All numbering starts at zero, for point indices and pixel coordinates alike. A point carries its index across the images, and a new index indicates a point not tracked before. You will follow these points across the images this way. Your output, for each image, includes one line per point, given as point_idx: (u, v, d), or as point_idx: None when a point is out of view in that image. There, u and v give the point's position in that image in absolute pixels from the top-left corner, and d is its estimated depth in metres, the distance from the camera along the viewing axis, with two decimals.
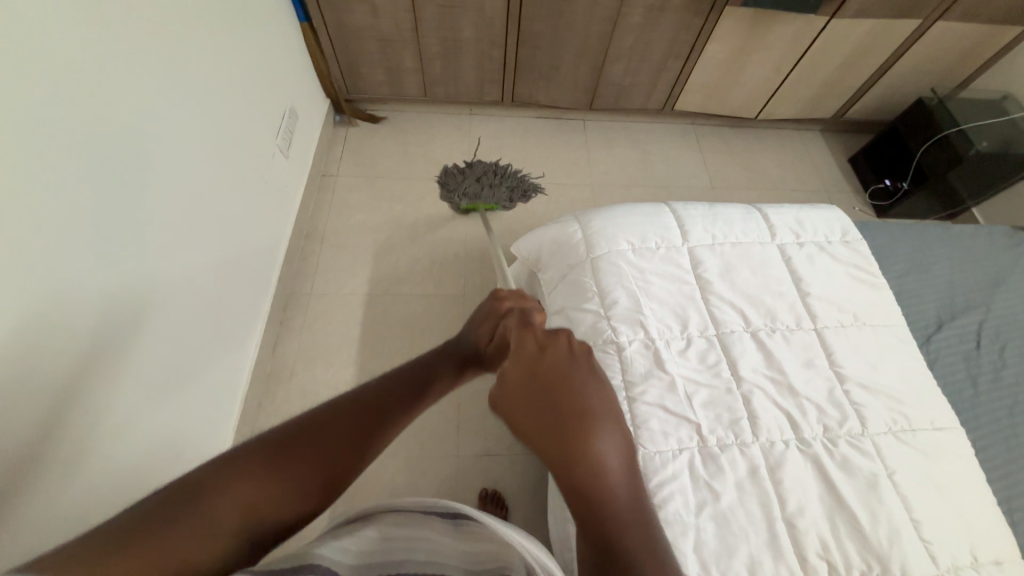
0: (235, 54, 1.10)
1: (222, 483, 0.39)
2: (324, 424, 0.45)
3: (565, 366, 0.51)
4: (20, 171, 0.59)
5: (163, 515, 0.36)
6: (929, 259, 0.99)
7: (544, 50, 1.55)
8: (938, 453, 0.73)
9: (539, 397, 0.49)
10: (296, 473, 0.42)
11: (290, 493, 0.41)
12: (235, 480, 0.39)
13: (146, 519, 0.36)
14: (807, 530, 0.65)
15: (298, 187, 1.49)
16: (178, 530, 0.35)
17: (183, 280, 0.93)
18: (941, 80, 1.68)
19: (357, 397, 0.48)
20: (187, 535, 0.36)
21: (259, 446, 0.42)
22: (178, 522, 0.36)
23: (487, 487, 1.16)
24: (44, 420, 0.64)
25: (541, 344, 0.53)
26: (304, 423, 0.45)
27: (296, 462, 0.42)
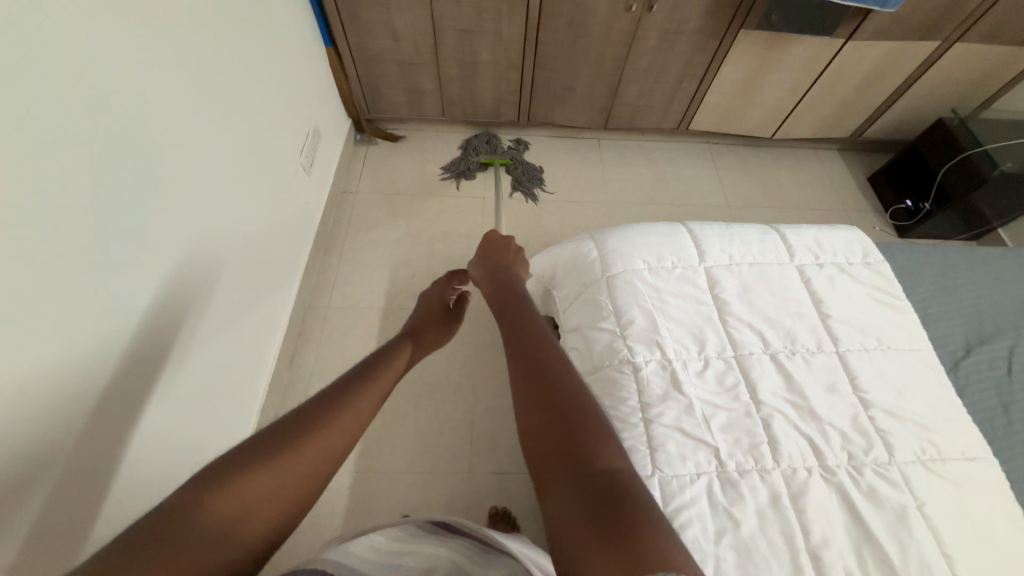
0: (264, 79, 1.16)
1: (186, 515, 0.42)
2: (276, 439, 0.50)
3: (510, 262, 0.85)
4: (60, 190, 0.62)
5: (132, 554, 0.38)
6: (954, 281, 0.96)
7: (560, 72, 1.59)
8: (971, 485, 0.70)
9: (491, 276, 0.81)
10: (257, 487, 0.46)
11: (257, 510, 0.45)
12: (199, 507, 0.43)
13: (123, 548, 0.39)
14: (833, 563, 0.63)
15: (319, 204, 1.54)
16: (156, 554, 0.39)
17: (207, 296, 0.96)
18: (962, 100, 1.66)
19: (303, 412, 0.54)
20: (168, 556, 0.39)
21: (217, 471, 0.46)
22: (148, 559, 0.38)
23: (499, 505, 1.15)
24: (73, 430, 0.66)
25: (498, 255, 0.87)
26: (252, 447, 0.49)
27: (263, 474, 0.47)
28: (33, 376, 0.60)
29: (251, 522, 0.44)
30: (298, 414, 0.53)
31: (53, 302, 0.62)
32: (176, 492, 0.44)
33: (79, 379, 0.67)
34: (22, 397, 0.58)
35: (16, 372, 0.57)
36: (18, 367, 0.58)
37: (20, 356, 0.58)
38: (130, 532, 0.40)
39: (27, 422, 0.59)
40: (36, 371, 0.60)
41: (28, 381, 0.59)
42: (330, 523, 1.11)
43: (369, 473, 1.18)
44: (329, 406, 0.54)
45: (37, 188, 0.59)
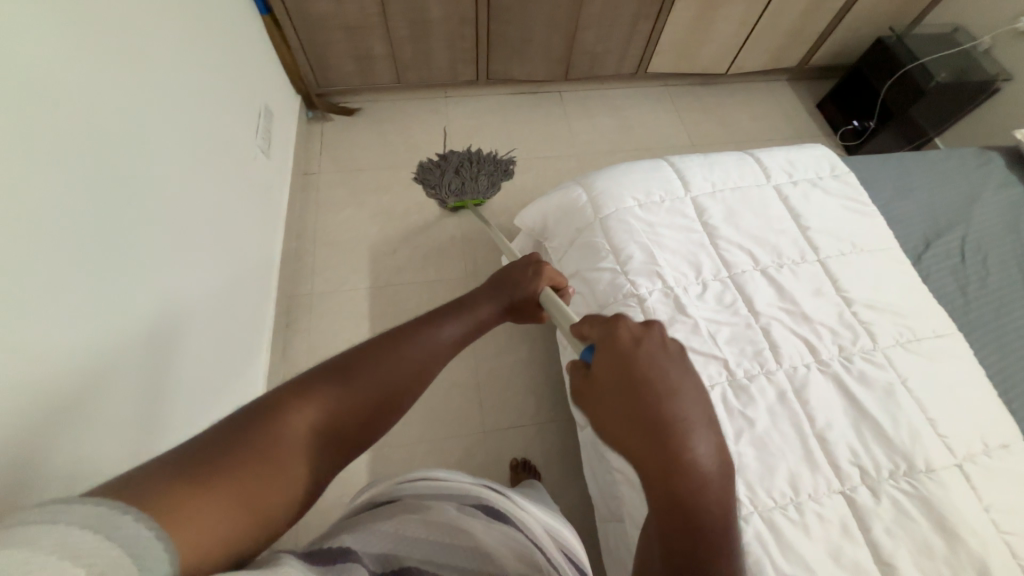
0: (203, 54, 1.06)
1: (277, 419, 0.41)
2: (360, 365, 0.48)
3: (664, 371, 0.44)
4: (16, 185, 0.56)
5: (226, 452, 0.38)
6: (909, 185, 1.05)
7: (515, 24, 1.54)
8: (942, 357, 0.79)
9: (624, 394, 0.44)
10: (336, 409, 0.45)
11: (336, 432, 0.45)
12: (290, 414, 0.42)
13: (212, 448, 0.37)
14: (838, 441, 0.70)
15: (283, 188, 1.46)
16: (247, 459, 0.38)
17: (185, 293, 0.90)
18: (896, 18, 1.75)
19: (382, 343, 0.52)
20: (257, 466, 0.38)
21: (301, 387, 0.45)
22: (248, 459, 0.38)
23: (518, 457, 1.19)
24: (78, 442, 0.62)
25: (638, 340, 0.47)
26: (335, 367, 0.48)
27: (340, 400, 0.45)
28: (28, 389, 0.56)
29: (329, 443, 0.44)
30: (380, 343, 0.52)
31: (31, 307, 0.57)
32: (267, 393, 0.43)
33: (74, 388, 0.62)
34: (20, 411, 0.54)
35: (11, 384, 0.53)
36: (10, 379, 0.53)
37: (11, 367, 0.54)
38: (226, 428, 0.40)
39: (31, 438, 0.55)
40: (30, 382, 0.56)
41: (23, 394, 0.55)
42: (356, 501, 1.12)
43: (386, 447, 1.19)
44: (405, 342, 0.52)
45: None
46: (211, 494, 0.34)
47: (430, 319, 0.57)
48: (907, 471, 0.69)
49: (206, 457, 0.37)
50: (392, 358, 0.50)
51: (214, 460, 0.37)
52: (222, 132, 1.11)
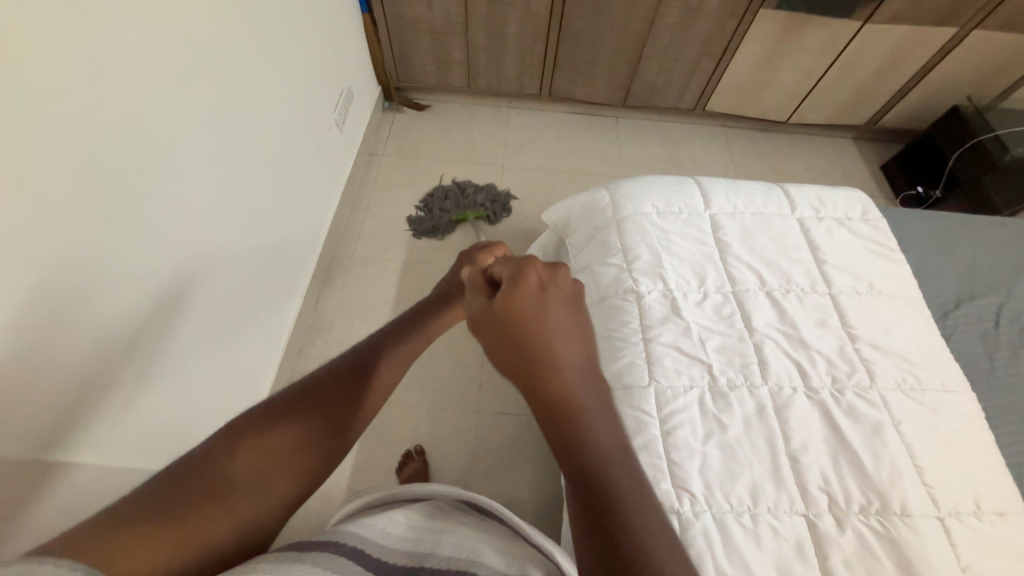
0: (304, 31, 1.24)
1: (218, 465, 0.41)
2: (301, 400, 0.47)
3: (561, 320, 0.42)
4: (126, 90, 0.70)
5: (163, 498, 0.38)
6: (951, 244, 1.01)
7: (583, 47, 1.65)
8: (947, 411, 0.75)
9: (520, 342, 0.41)
10: (282, 443, 0.44)
11: (281, 472, 0.43)
12: (232, 456, 0.42)
13: (150, 497, 0.38)
14: (810, 465, 0.69)
15: (348, 161, 1.62)
16: (183, 498, 0.38)
17: (243, 222, 1.04)
18: (978, 90, 1.69)
19: (330, 375, 0.51)
20: (191, 506, 0.38)
21: (239, 426, 0.45)
22: (178, 494, 0.39)
23: (509, 473, 1.18)
24: (117, 308, 0.72)
25: (543, 285, 0.43)
26: (276, 408, 0.46)
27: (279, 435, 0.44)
28: (95, 251, 0.67)
29: (281, 478, 0.43)
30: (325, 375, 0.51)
31: (118, 190, 0.70)
32: (206, 440, 0.43)
33: (127, 265, 0.73)
34: (84, 267, 0.66)
35: (83, 243, 0.65)
36: (82, 238, 0.65)
37: (85, 229, 0.65)
38: (166, 477, 0.40)
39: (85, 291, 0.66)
40: (98, 247, 0.68)
41: (89, 254, 0.66)
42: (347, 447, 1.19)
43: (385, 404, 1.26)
44: (352, 372, 0.51)
45: (108, 84, 0.67)
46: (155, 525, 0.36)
47: (384, 345, 0.55)
48: (879, 510, 0.66)
49: (140, 505, 0.37)
50: (341, 388, 0.50)
51: (147, 509, 0.37)
52: (305, 98, 1.28)
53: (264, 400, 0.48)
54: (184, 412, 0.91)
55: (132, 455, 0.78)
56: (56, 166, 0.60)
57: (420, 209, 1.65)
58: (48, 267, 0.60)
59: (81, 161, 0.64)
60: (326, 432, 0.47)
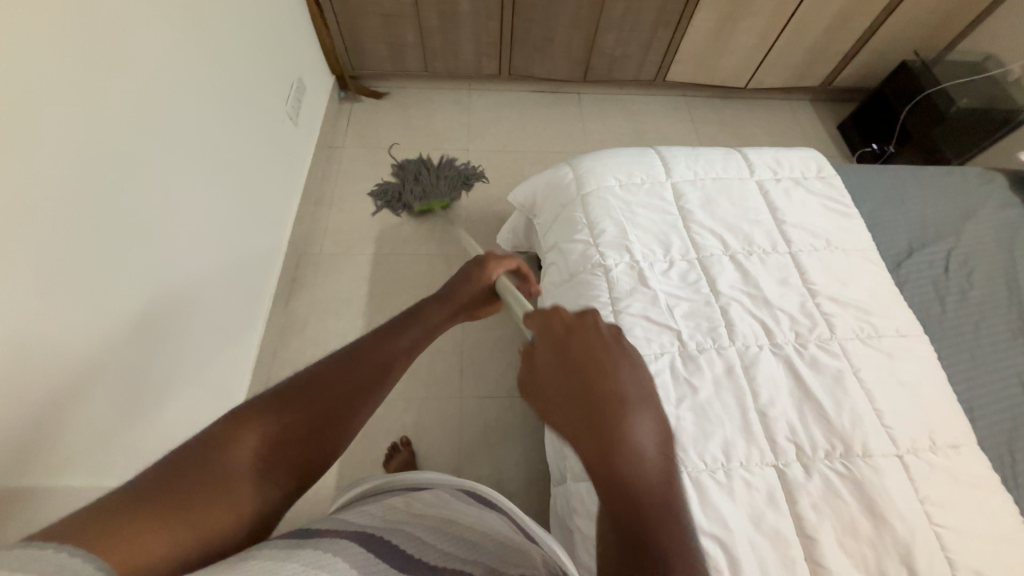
0: (248, 21, 1.18)
1: (221, 454, 0.39)
2: (307, 385, 0.45)
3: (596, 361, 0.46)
4: (59, 93, 0.65)
5: (164, 488, 0.36)
6: (901, 195, 1.04)
7: (539, 23, 1.62)
8: (902, 355, 0.79)
9: (556, 377, 0.46)
10: (290, 427, 0.43)
11: (287, 459, 0.42)
12: (237, 441, 0.40)
13: (146, 490, 0.35)
14: (778, 418, 0.72)
15: (306, 155, 1.57)
16: (184, 490, 0.36)
17: (203, 226, 1.00)
18: (923, 44, 1.74)
19: (335, 359, 0.49)
20: (193, 500, 0.36)
21: (244, 413, 0.42)
22: (178, 487, 0.36)
23: (495, 455, 1.19)
24: (75, 326, 0.68)
25: (570, 328, 0.50)
26: (282, 393, 0.44)
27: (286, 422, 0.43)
28: (44, 269, 0.63)
29: (286, 466, 0.41)
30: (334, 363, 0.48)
31: (67, 203, 0.66)
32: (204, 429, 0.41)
33: (82, 279, 0.70)
34: (33, 286, 0.62)
35: (27, 261, 0.61)
36: (24, 257, 0.61)
37: (28, 247, 0.61)
38: (156, 472, 0.37)
39: (35, 311, 0.62)
40: (44, 264, 0.63)
41: (35, 273, 0.62)
42: None
43: None
44: (360, 356, 0.49)
45: (35, 88, 0.62)
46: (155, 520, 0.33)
47: (387, 331, 0.54)
48: (843, 453, 0.70)
49: (139, 497, 0.35)
50: (347, 372, 0.48)
51: (144, 505, 0.34)
52: (255, 93, 1.22)
53: (268, 386, 0.45)
54: (158, 425, 0.87)
55: (105, 473, 0.75)
56: None
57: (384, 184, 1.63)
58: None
59: (17, 175, 0.59)
60: (332, 418, 0.45)
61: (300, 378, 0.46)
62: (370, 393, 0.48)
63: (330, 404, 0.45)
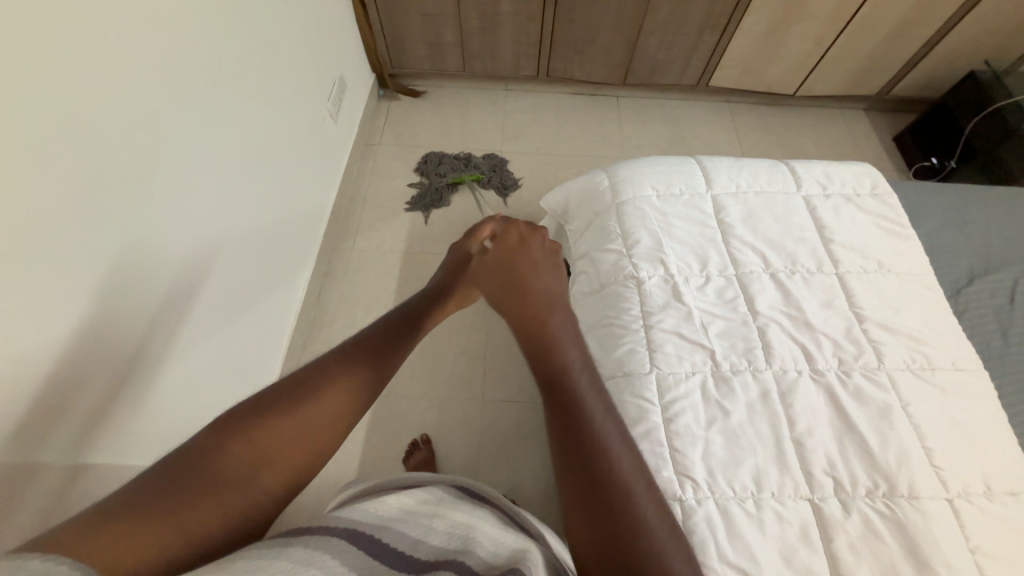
0: (294, 20, 1.21)
1: (207, 460, 0.41)
2: (285, 392, 0.46)
3: (537, 262, 0.57)
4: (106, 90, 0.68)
5: (153, 493, 0.38)
6: (964, 217, 0.97)
7: (580, 24, 1.60)
8: (958, 391, 0.73)
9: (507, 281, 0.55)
10: (279, 432, 0.43)
11: (257, 471, 0.42)
12: (221, 450, 0.42)
13: (143, 492, 0.38)
14: (814, 449, 0.68)
15: (345, 152, 1.61)
16: (171, 496, 0.38)
17: (240, 220, 1.04)
18: (996, 52, 1.61)
19: (316, 367, 0.49)
20: (181, 505, 0.38)
21: (234, 418, 0.44)
22: (167, 493, 0.39)
23: (514, 460, 1.19)
24: (112, 311, 0.72)
25: (523, 238, 0.59)
26: (265, 402, 0.45)
27: (271, 425, 0.44)
28: (85, 256, 0.67)
29: (272, 471, 0.42)
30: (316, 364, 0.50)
31: (109, 195, 0.70)
32: (196, 436, 0.43)
33: (122, 266, 0.73)
34: (75, 271, 0.65)
35: (72, 250, 0.65)
36: (71, 244, 0.64)
37: (75, 237, 0.65)
38: (152, 476, 0.40)
39: (76, 296, 0.66)
40: (86, 252, 0.67)
41: (78, 261, 0.66)
42: (355, 438, 1.20)
43: (390, 396, 1.27)
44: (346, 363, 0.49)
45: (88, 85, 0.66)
46: (147, 521, 0.36)
47: (382, 335, 0.54)
48: (885, 492, 0.65)
49: (130, 502, 0.38)
50: (327, 377, 0.48)
51: (138, 505, 0.37)
52: (297, 90, 1.26)
53: (254, 393, 0.46)
54: (188, 409, 0.91)
55: (136, 451, 0.79)
56: (38, 170, 0.59)
57: (417, 177, 1.69)
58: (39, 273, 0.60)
59: (62, 167, 0.62)
60: (313, 425, 0.45)
61: (283, 382, 0.47)
62: (353, 399, 0.48)
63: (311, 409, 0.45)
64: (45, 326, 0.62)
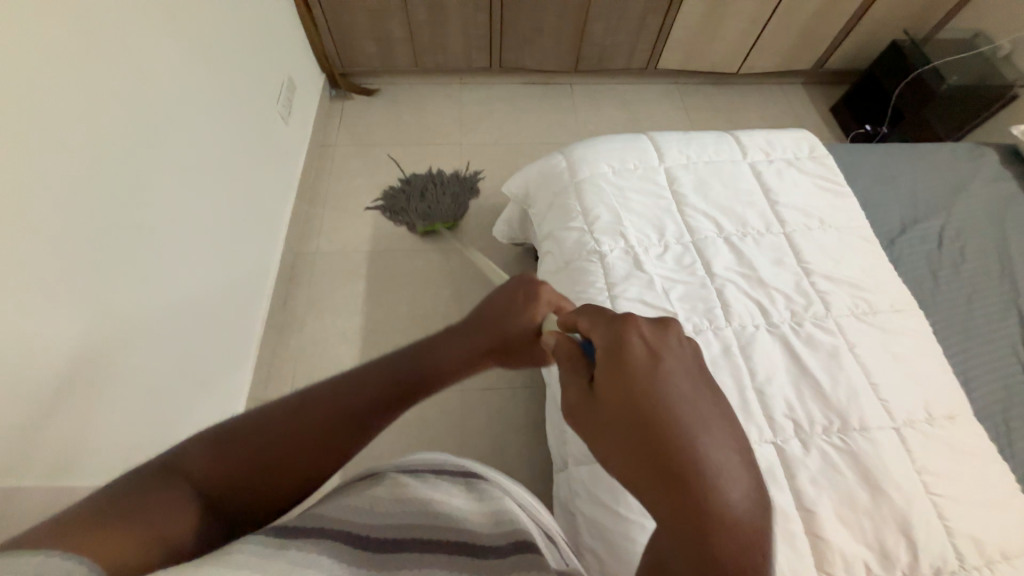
0: (236, 19, 1.18)
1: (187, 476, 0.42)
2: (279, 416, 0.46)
3: (670, 385, 0.35)
4: (47, 96, 0.65)
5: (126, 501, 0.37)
6: (893, 173, 1.05)
7: (527, 13, 1.61)
8: (897, 330, 0.80)
9: (628, 427, 0.35)
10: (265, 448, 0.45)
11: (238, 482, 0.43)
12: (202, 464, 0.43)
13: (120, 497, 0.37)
14: (775, 395, 0.72)
15: (299, 154, 1.57)
16: (154, 501, 0.38)
17: (198, 227, 1.00)
18: (914, 23, 1.73)
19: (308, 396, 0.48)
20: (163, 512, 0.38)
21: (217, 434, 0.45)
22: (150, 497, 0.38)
23: (497, 447, 1.20)
24: (67, 327, 0.69)
25: (654, 351, 0.37)
26: (257, 424, 0.45)
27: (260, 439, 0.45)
28: (34, 270, 0.64)
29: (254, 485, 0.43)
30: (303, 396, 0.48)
31: (59, 203, 0.67)
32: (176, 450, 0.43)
33: (76, 280, 0.70)
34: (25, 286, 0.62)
35: (16, 262, 0.61)
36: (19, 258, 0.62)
37: (23, 251, 0.62)
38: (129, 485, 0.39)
39: (26, 313, 0.63)
40: (33, 267, 0.63)
41: (28, 276, 0.63)
42: None
43: None
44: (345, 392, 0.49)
45: (26, 91, 0.62)
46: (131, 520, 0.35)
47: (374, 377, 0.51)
48: (841, 428, 0.70)
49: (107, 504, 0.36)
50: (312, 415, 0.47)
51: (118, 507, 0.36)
52: (245, 92, 1.22)
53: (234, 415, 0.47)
54: (158, 424, 0.88)
55: (107, 471, 0.76)
56: None
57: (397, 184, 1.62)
58: None
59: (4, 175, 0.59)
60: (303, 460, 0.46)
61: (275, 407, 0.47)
62: (351, 434, 0.48)
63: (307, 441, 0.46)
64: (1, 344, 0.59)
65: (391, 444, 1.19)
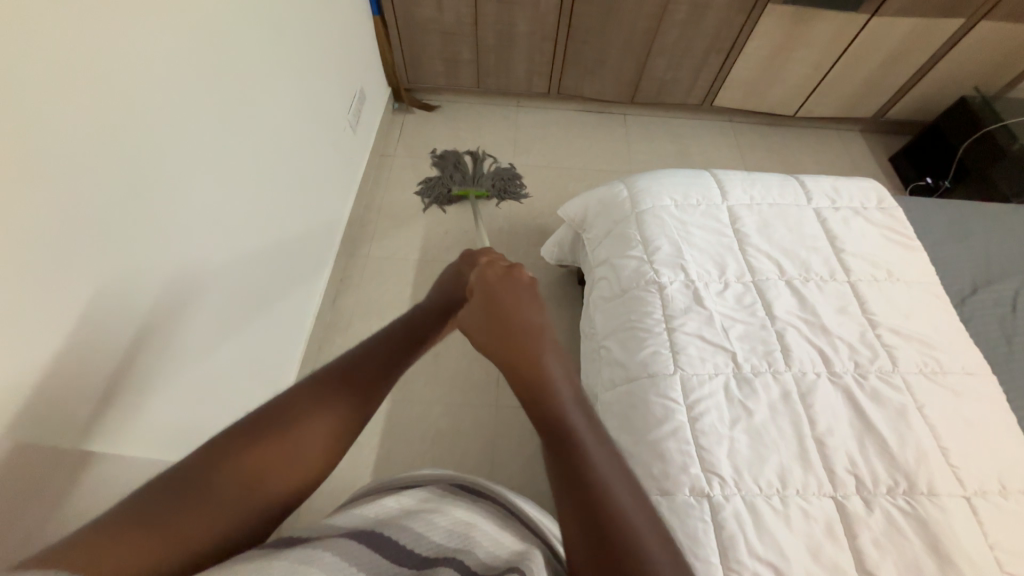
0: (320, 34, 1.26)
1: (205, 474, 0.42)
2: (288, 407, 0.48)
3: (519, 297, 0.62)
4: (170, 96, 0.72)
5: (149, 505, 0.39)
6: (967, 231, 1.02)
7: (591, 45, 1.67)
8: (969, 393, 0.77)
9: (498, 330, 0.60)
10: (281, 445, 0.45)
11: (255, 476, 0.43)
12: (219, 467, 0.42)
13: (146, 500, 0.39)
14: (836, 448, 0.70)
15: (362, 160, 1.64)
16: (176, 503, 0.39)
17: (269, 222, 1.06)
18: (985, 79, 1.70)
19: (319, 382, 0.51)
20: (183, 517, 0.39)
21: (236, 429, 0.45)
22: (166, 502, 0.39)
23: (529, 466, 1.20)
24: (164, 306, 0.74)
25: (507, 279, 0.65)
26: (270, 415, 0.47)
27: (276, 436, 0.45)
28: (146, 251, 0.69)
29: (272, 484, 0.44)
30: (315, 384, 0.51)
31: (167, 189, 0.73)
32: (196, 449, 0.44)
33: (174, 265, 0.75)
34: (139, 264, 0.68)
35: (135, 241, 0.67)
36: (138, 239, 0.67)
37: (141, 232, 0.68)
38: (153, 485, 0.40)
39: (136, 290, 0.67)
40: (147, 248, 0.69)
41: (143, 254, 0.68)
42: (370, 442, 1.21)
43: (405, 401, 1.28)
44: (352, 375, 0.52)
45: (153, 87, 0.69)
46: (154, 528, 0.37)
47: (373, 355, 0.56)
48: (906, 490, 0.68)
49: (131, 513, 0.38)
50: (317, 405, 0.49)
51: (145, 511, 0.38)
52: (321, 100, 1.30)
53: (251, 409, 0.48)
54: (221, 405, 0.92)
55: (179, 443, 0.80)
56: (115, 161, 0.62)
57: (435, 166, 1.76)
58: (112, 267, 0.63)
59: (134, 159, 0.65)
60: (319, 436, 0.48)
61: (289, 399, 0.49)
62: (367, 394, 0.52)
63: (305, 435, 0.46)
64: (114, 315, 0.64)
65: (424, 451, 1.21)
